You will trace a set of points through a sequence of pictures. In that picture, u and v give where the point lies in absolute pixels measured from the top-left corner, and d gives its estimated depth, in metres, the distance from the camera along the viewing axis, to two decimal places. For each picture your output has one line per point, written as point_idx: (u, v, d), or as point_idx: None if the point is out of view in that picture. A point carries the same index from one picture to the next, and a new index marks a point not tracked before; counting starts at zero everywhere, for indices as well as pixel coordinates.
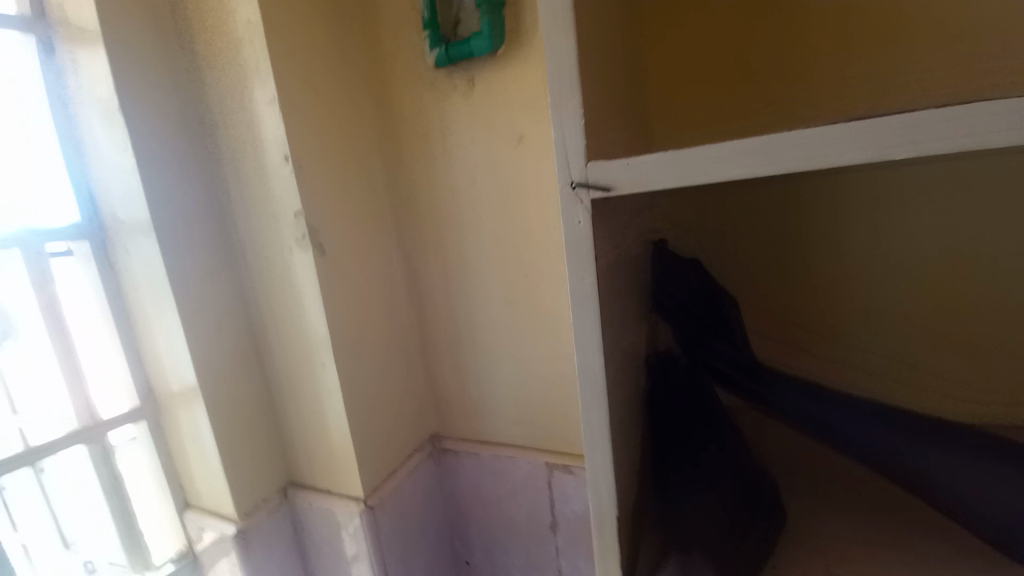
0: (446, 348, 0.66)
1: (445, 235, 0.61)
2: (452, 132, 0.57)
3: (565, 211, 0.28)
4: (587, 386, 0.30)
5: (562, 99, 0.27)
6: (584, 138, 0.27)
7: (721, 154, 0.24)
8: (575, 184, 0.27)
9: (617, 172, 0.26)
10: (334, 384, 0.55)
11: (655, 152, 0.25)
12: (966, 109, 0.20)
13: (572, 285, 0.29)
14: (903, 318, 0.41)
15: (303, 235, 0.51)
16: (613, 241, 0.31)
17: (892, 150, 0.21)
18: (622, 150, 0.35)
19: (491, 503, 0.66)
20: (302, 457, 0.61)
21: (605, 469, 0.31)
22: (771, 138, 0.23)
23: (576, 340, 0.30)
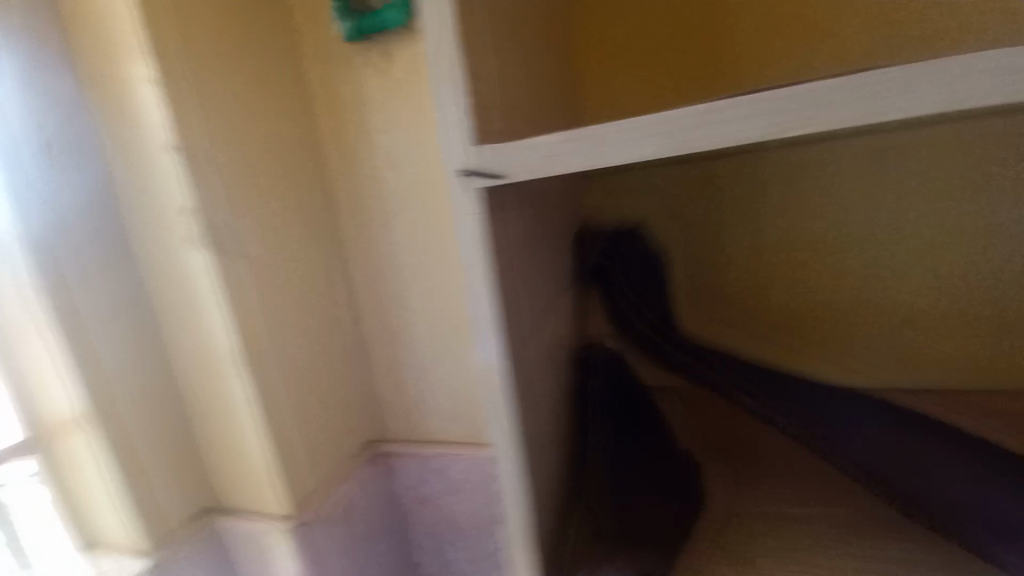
0: (382, 347, 0.63)
1: (372, 228, 0.57)
2: (372, 118, 0.53)
3: (459, 200, 0.28)
4: (490, 380, 0.30)
5: (446, 83, 0.27)
6: (470, 124, 0.26)
7: (619, 137, 0.25)
8: (466, 171, 0.27)
9: (510, 158, 0.26)
10: (245, 395, 0.50)
11: (551, 134, 0.26)
12: (839, 88, 0.22)
13: (466, 275, 0.29)
14: (863, 287, 0.44)
15: (195, 234, 0.46)
16: (517, 229, 0.31)
17: (774, 129, 0.23)
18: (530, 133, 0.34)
19: (437, 504, 0.64)
20: (224, 477, 0.56)
21: (515, 461, 0.31)
22: (667, 114, 0.24)
23: (477, 331, 0.29)
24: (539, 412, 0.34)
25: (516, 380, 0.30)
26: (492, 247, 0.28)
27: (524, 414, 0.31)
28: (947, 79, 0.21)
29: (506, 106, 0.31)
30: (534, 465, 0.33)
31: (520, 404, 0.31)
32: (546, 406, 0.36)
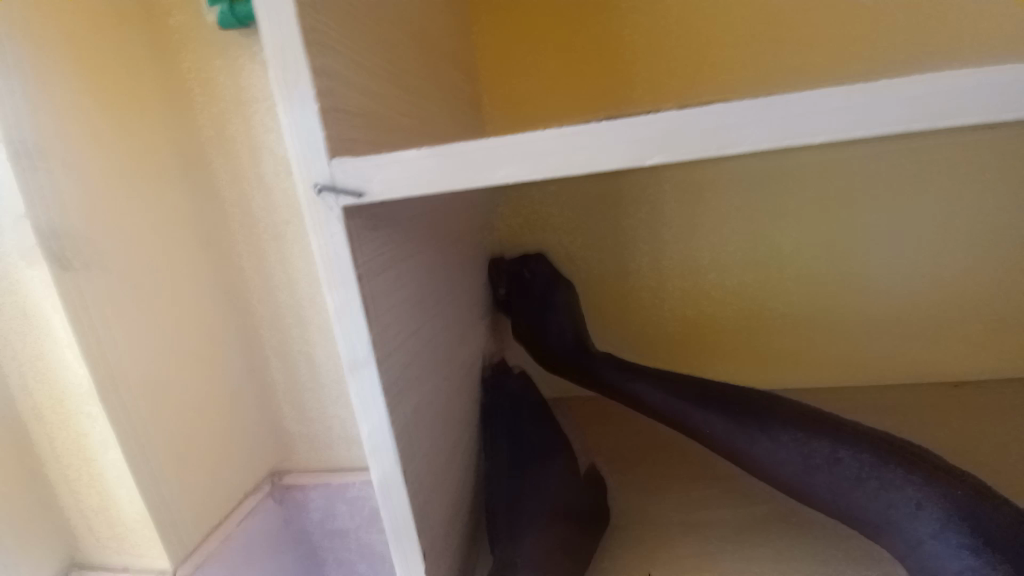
0: (277, 368, 0.57)
1: (259, 235, 0.52)
2: (254, 113, 0.48)
3: (314, 223, 0.23)
4: (370, 429, 0.25)
5: (289, 79, 0.21)
6: (330, 130, 0.22)
7: (482, 158, 0.21)
8: (321, 188, 0.22)
9: (370, 174, 0.22)
10: (108, 437, 0.43)
11: (411, 150, 0.21)
12: (704, 114, 0.20)
13: (334, 309, 0.23)
14: (760, 296, 0.52)
15: (34, 249, 0.38)
16: (398, 253, 0.27)
17: (648, 154, 0.21)
18: (414, 145, 0.32)
19: (348, 536, 0.59)
20: (82, 531, 0.47)
21: (407, 518, 0.27)
22: (551, 134, 0.21)
23: (350, 375, 0.24)
24: (433, 456, 0.30)
25: (402, 425, 0.26)
26: (363, 277, 0.23)
27: (414, 461, 0.27)
28: (809, 106, 0.20)
29: (381, 110, 0.28)
30: (428, 515, 0.29)
31: (408, 449, 0.27)
32: (444, 445, 0.32)
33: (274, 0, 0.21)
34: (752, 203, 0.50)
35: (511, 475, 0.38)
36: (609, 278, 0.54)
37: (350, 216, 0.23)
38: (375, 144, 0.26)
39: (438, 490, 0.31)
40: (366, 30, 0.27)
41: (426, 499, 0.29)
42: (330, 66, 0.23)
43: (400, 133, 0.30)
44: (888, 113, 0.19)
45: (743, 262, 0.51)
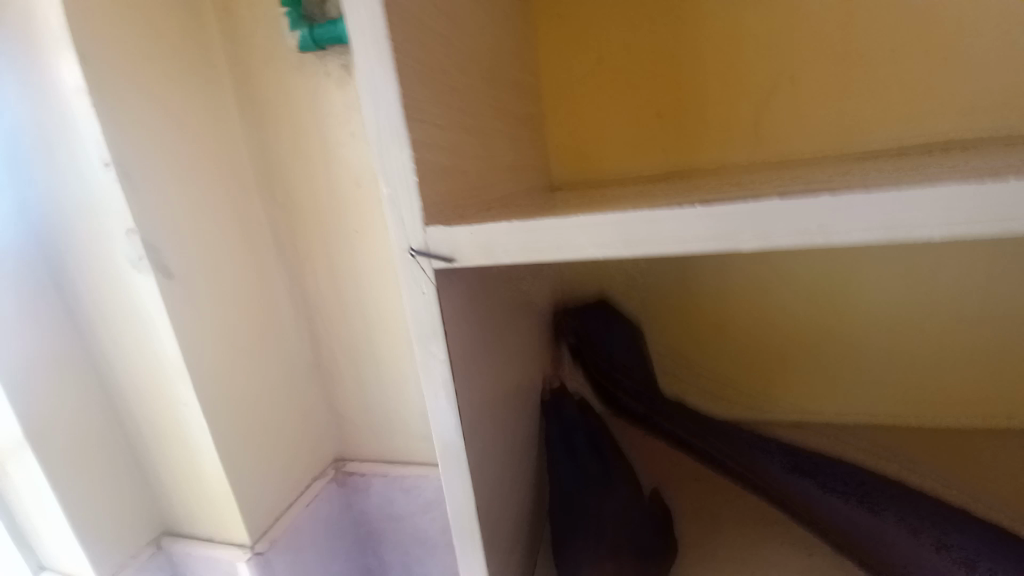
0: (343, 366, 0.60)
1: (329, 242, 0.54)
2: (328, 129, 0.50)
3: (405, 281, 0.24)
4: (447, 468, 0.27)
5: (391, 152, 0.23)
6: (421, 193, 0.23)
7: (562, 237, 0.22)
8: (414, 252, 0.23)
9: (460, 242, 0.23)
10: (199, 425, 0.47)
11: (499, 222, 0.22)
12: (811, 203, 0.19)
13: (422, 361, 0.25)
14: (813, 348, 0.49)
15: (141, 259, 0.42)
16: (475, 310, 0.28)
17: (743, 234, 0.20)
18: (492, 184, 0.32)
19: (404, 523, 0.63)
20: (175, 504, 0.54)
21: (477, 549, 0.28)
22: (619, 215, 0.21)
23: (431, 418, 0.26)
24: (501, 488, 0.31)
25: (476, 466, 0.28)
26: (447, 336, 0.25)
27: (485, 496, 0.29)
28: (907, 203, 0.18)
29: (465, 157, 0.28)
30: (495, 545, 0.30)
31: (480, 488, 0.28)
32: (510, 475, 0.34)
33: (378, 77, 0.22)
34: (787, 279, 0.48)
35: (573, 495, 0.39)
36: (692, 339, 0.51)
37: (440, 276, 0.24)
38: (460, 195, 0.27)
39: (503, 521, 0.32)
40: (454, 77, 0.28)
41: (494, 530, 0.30)
42: (422, 127, 0.24)
43: (481, 174, 0.30)
44: (929, 220, 0.18)
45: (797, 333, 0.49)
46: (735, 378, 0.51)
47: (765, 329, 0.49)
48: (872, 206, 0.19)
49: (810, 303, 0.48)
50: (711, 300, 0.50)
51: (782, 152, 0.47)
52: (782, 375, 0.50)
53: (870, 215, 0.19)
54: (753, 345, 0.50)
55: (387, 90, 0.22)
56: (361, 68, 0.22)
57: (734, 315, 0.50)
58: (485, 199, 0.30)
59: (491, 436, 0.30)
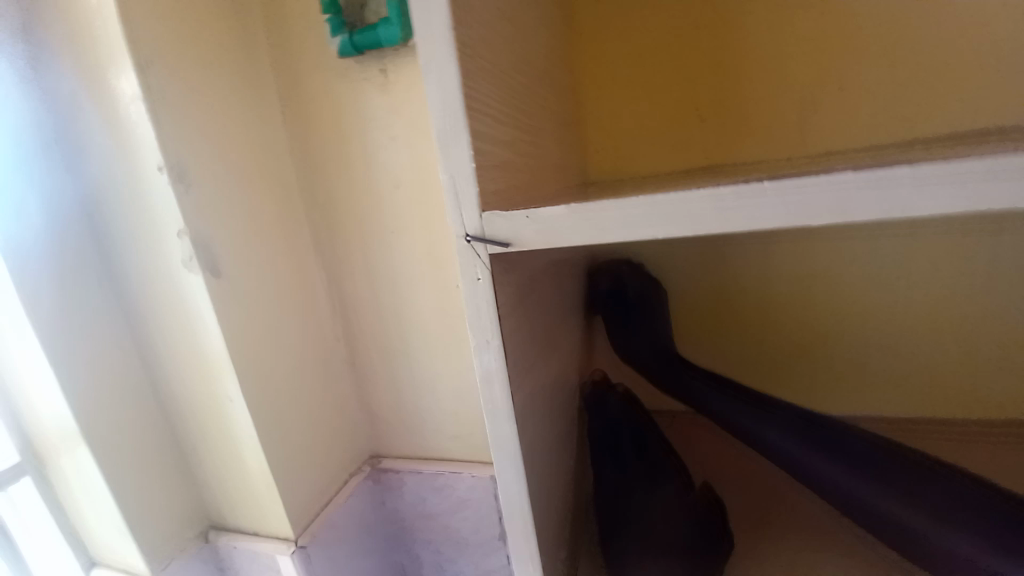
0: (379, 363, 0.61)
1: (366, 241, 0.56)
2: (366, 132, 0.51)
3: (461, 267, 0.24)
4: (500, 454, 0.27)
5: (449, 140, 0.23)
6: (478, 181, 0.23)
7: (622, 219, 0.22)
8: (470, 238, 0.24)
9: (517, 227, 0.23)
10: (245, 419, 0.49)
11: (557, 206, 0.22)
12: (890, 175, 0.19)
13: (475, 347, 0.25)
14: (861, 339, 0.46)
15: (191, 259, 0.44)
16: (524, 299, 0.28)
17: (815, 211, 0.20)
18: (538, 175, 0.32)
19: (438, 520, 0.63)
20: (221, 498, 0.55)
21: (527, 536, 0.28)
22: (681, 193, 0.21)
23: (484, 405, 0.26)
24: (548, 477, 0.32)
25: (526, 454, 0.28)
26: (501, 325, 0.25)
27: (534, 484, 0.29)
28: (999, 172, 0.18)
29: (515, 148, 0.29)
30: (545, 533, 0.30)
31: (530, 476, 0.28)
32: (555, 466, 0.34)
33: (438, 66, 0.22)
34: (826, 265, 0.46)
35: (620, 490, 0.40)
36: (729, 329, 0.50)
37: (495, 262, 0.24)
38: (510, 184, 0.27)
39: (550, 511, 0.32)
40: (504, 70, 0.29)
41: (543, 519, 0.30)
42: (477, 116, 0.24)
43: (528, 165, 0.31)
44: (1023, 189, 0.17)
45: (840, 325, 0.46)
46: (779, 367, 0.49)
47: (806, 319, 0.47)
48: (954, 178, 0.18)
49: (849, 291, 0.46)
50: (751, 283, 0.48)
51: (847, 135, 0.42)
52: (827, 366, 0.48)
53: (953, 188, 0.18)
54: (796, 338, 0.48)
55: (446, 80, 0.22)
56: (423, 57, 0.22)
57: (772, 304, 0.48)
58: (532, 190, 0.30)
59: (538, 424, 0.30)
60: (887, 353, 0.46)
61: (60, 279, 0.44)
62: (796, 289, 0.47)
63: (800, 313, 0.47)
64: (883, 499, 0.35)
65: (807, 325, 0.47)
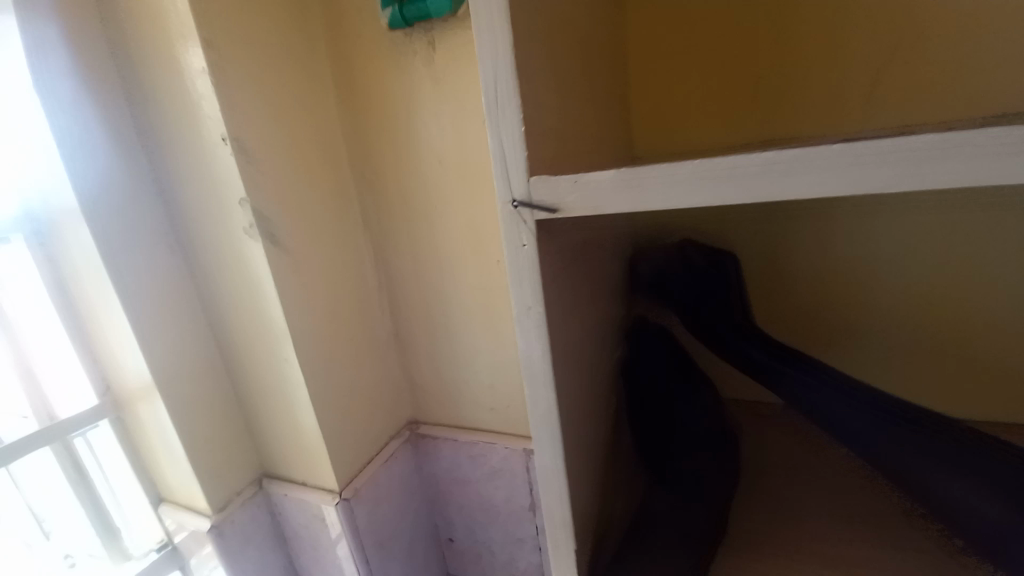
0: (419, 335, 0.64)
1: (411, 214, 0.57)
2: (413, 106, 0.52)
3: (507, 234, 0.25)
4: (538, 420, 0.28)
5: (499, 108, 0.23)
6: (528, 148, 0.24)
7: (674, 182, 0.21)
8: (518, 203, 0.24)
9: (564, 192, 0.23)
10: (298, 376, 0.52)
11: (607, 171, 0.22)
12: (971, 141, 0.17)
13: (518, 315, 0.26)
14: (905, 318, 0.41)
15: (252, 226, 0.47)
16: (567, 270, 0.29)
17: (882, 181, 0.19)
18: (589, 146, 0.32)
19: (471, 487, 0.66)
20: (274, 450, 0.60)
21: (560, 501, 0.29)
22: (741, 158, 0.20)
23: (524, 371, 0.27)
24: (583, 448, 0.32)
25: (564, 422, 0.29)
26: (546, 293, 0.26)
27: (571, 453, 0.30)
28: None
29: (565, 116, 0.29)
30: (578, 500, 0.31)
31: (567, 445, 0.29)
32: (590, 438, 0.34)
33: (492, 33, 0.22)
34: (866, 246, 0.41)
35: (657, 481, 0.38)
36: (757, 301, 0.46)
37: (541, 229, 0.25)
38: (558, 152, 0.27)
39: (584, 480, 0.33)
40: (557, 38, 0.28)
41: (577, 488, 0.31)
42: (529, 83, 0.24)
43: (576, 134, 0.30)
44: None
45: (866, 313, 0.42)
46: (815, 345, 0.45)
47: (841, 297, 0.43)
48: None
49: (888, 262, 0.40)
50: (785, 258, 0.44)
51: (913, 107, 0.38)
52: (860, 346, 0.43)
53: None
54: (831, 318, 0.44)
55: (501, 47, 0.23)
56: (477, 22, 0.22)
57: (803, 279, 0.44)
58: (579, 160, 0.30)
59: (576, 395, 0.31)
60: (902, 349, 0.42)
61: (134, 243, 0.49)
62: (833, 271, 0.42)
63: (834, 288, 0.43)
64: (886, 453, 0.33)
65: (833, 298, 0.43)
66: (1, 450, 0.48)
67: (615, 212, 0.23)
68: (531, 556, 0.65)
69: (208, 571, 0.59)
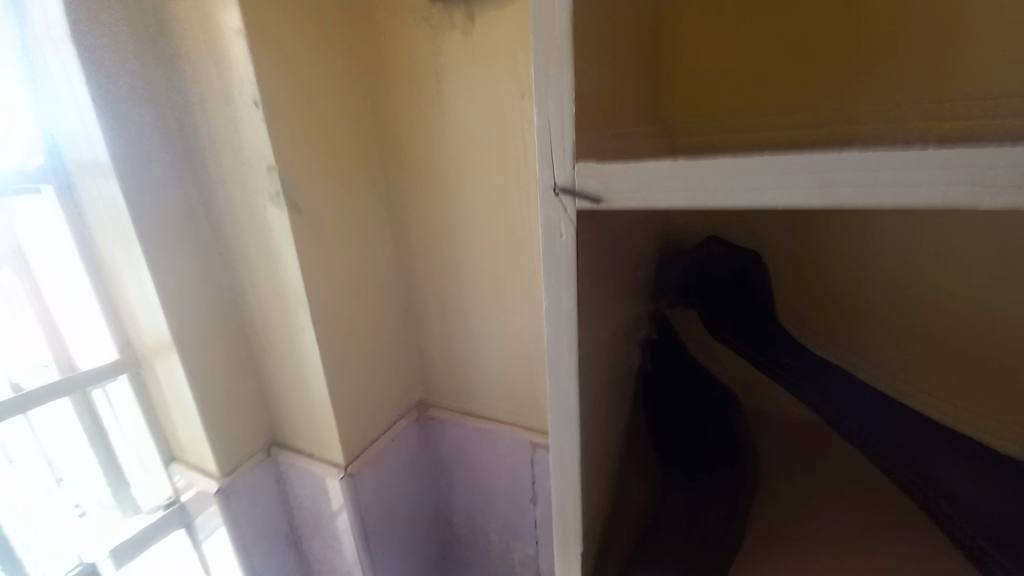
0: (435, 316, 0.63)
1: (436, 195, 0.56)
2: (446, 82, 0.51)
3: (544, 221, 0.24)
4: (558, 417, 0.27)
5: (547, 85, 0.22)
6: (574, 132, 0.22)
7: (738, 176, 0.20)
8: (559, 190, 0.23)
9: (612, 181, 0.22)
10: (313, 348, 0.52)
11: (663, 160, 0.21)
12: None
13: (548, 307, 0.25)
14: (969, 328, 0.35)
15: (278, 193, 0.47)
16: (601, 263, 0.27)
17: (985, 194, 0.16)
18: (633, 133, 0.30)
19: (475, 473, 0.66)
20: (284, 419, 0.61)
21: (573, 501, 0.29)
22: (819, 155, 0.18)
23: (547, 365, 0.26)
24: (598, 447, 0.31)
25: (583, 421, 0.28)
26: (579, 286, 0.25)
27: (587, 453, 0.29)
28: None
29: (614, 100, 0.27)
30: (590, 500, 0.31)
31: (584, 445, 0.28)
32: (607, 438, 0.33)
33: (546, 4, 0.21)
34: (907, 246, 0.36)
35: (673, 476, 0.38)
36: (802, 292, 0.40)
37: (581, 219, 0.23)
38: (603, 137, 0.25)
39: (597, 482, 0.32)
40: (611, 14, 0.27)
41: (590, 488, 0.30)
42: (580, 61, 0.22)
43: (622, 120, 0.29)
44: None
45: (901, 323, 0.37)
46: (865, 348, 0.39)
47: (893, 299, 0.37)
48: None
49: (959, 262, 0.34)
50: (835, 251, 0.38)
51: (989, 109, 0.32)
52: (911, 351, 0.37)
53: None
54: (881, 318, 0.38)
55: (555, 21, 0.21)
56: None
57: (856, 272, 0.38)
58: (624, 147, 0.28)
59: (597, 394, 0.30)
60: (944, 369, 0.36)
61: (162, 205, 0.49)
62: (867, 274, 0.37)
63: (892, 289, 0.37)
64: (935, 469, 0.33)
65: (886, 300, 0.37)
66: (19, 399, 0.50)
67: (665, 206, 0.21)
68: (529, 547, 0.65)
69: (213, 531, 0.60)
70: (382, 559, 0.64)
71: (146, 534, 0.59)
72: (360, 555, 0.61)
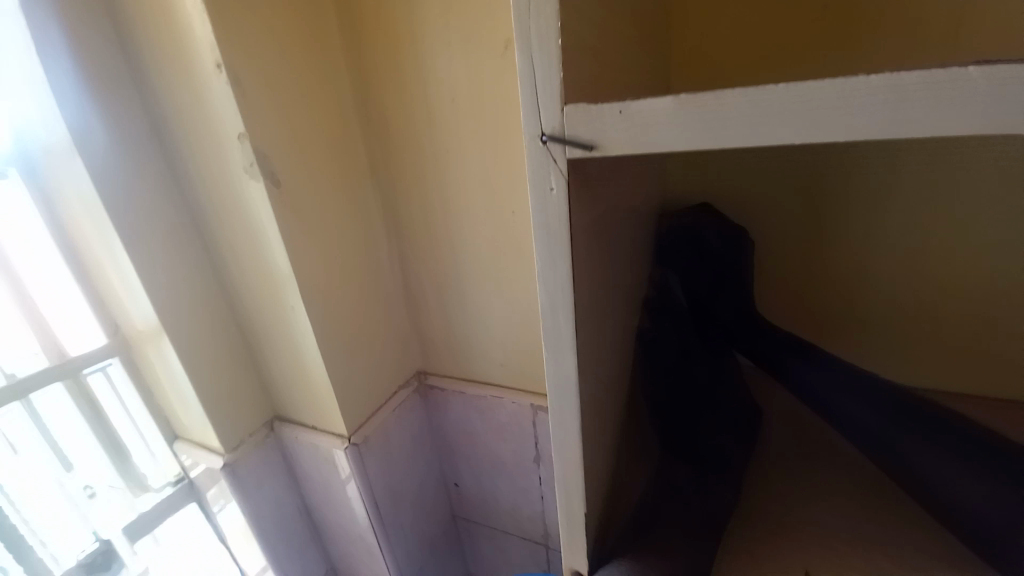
0: (428, 285, 0.62)
1: (420, 160, 0.54)
2: (423, 35, 0.47)
3: (534, 175, 0.22)
4: (557, 386, 0.26)
5: (529, 22, 0.20)
6: (562, 74, 0.20)
7: (748, 112, 0.18)
8: (548, 137, 0.21)
9: (606, 125, 0.20)
10: (306, 325, 0.51)
11: (662, 97, 0.19)
12: None
13: (543, 270, 0.24)
14: (913, 293, 0.37)
15: (252, 164, 0.44)
16: (597, 221, 0.26)
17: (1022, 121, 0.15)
18: (627, 76, 0.28)
19: (479, 437, 0.66)
20: (283, 395, 0.60)
21: (576, 468, 0.28)
22: (838, 85, 0.16)
23: (545, 334, 0.25)
24: (601, 412, 0.31)
25: (583, 388, 0.27)
26: (573, 245, 0.23)
27: (590, 420, 0.28)
28: None
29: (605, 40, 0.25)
30: (593, 467, 0.30)
31: (586, 412, 0.28)
32: (608, 402, 0.33)
33: None
34: (849, 217, 0.37)
35: (675, 462, 0.37)
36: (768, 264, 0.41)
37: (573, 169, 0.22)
38: (594, 82, 0.23)
39: (600, 446, 0.32)
40: None
41: (593, 454, 0.30)
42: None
43: (614, 63, 0.26)
44: None
45: (849, 290, 0.39)
46: (823, 316, 0.41)
47: (846, 270, 0.38)
48: None
49: (899, 230, 0.36)
50: (790, 225, 0.39)
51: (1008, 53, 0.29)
52: (865, 316, 0.39)
53: None
54: (840, 287, 0.39)
55: None
56: None
57: (813, 244, 0.39)
58: (617, 93, 0.26)
59: (597, 359, 0.29)
60: (890, 332, 0.39)
61: (132, 184, 0.46)
62: (839, 234, 0.38)
63: (842, 259, 0.38)
64: (902, 443, 0.33)
65: (839, 270, 0.39)
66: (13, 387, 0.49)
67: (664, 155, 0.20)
68: (534, 505, 0.67)
69: (222, 506, 0.61)
70: (394, 524, 0.65)
71: (160, 509, 0.60)
72: (371, 520, 0.62)
